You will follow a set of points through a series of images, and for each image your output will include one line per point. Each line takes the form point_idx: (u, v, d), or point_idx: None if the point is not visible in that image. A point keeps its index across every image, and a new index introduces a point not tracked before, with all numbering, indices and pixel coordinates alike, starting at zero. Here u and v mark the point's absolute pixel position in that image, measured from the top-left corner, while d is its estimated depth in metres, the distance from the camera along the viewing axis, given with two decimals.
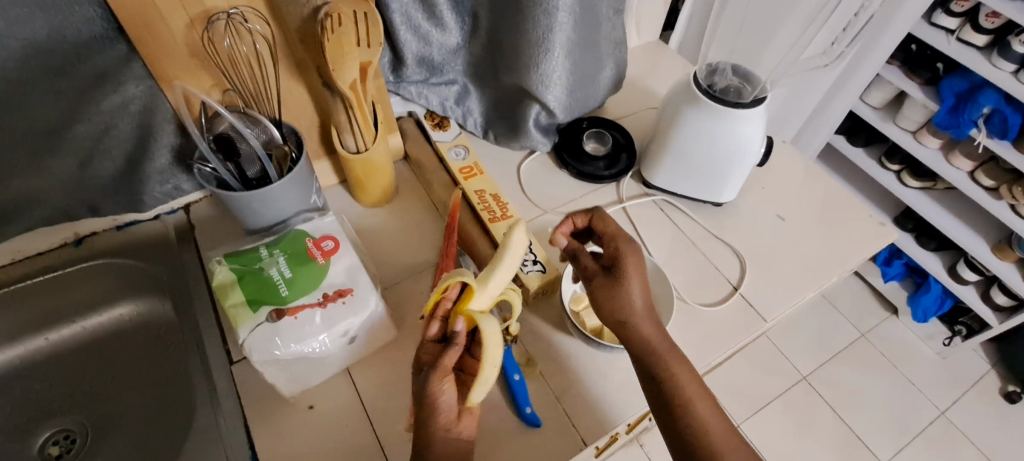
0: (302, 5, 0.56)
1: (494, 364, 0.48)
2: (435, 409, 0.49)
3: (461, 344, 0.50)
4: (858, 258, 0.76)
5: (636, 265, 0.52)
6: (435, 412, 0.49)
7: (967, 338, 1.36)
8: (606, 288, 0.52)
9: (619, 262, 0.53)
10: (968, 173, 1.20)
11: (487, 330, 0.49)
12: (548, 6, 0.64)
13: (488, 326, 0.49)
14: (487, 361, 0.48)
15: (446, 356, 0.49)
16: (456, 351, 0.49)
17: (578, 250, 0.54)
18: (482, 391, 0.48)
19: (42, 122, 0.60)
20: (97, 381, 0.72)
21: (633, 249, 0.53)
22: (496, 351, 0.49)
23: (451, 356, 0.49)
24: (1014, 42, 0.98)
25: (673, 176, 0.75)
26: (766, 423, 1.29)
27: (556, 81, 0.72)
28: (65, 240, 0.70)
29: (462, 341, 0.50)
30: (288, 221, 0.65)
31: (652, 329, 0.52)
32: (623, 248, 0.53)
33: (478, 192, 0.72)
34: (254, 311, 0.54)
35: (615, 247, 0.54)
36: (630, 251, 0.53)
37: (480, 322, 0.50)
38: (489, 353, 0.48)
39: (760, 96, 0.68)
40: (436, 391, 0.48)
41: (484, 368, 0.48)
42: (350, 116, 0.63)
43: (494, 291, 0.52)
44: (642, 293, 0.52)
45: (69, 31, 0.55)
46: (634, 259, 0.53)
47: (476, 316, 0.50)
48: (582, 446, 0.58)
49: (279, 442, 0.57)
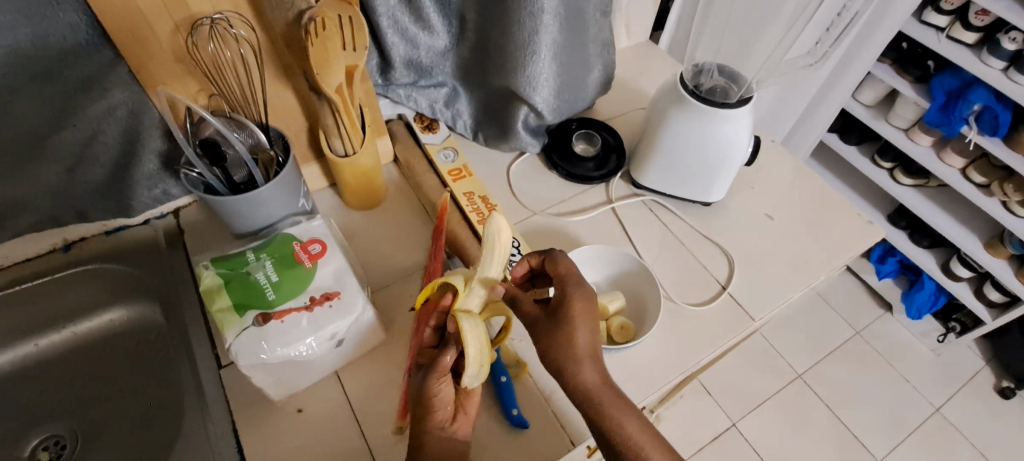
0: (287, 9, 0.56)
1: (479, 362, 0.49)
2: (432, 406, 0.52)
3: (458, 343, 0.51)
4: (846, 256, 0.76)
5: (582, 310, 0.51)
6: (433, 411, 0.52)
7: (962, 335, 1.37)
8: (548, 332, 0.50)
9: (565, 307, 0.51)
10: (959, 169, 1.20)
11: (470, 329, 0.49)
12: (532, 8, 0.64)
13: (467, 326, 0.49)
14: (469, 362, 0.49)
15: (443, 357, 0.51)
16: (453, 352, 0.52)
17: (518, 294, 0.53)
18: (473, 382, 0.50)
19: (28, 129, 0.60)
20: (84, 389, 0.72)
21: (581, 288, 0.52)
22: (480, 351, 0.49)
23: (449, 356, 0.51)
24: (1003, 40, 0.98)
25: (660, 178, 0.76)
26: (762, 421, 1.29)
27: (543, 83, 0.72)
28: (53, 246, 0.70)
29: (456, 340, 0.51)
30: (275, 225, 0.65)
31: (592, 373, 0.50)
32: (568, 288, 0.52)
33: (467, 194, 0.72)
34: (240, 315, 0.54)
35: (561, 287, 0.52)
36: (579, 295, 0.51)
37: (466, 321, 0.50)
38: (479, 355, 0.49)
39: (747, 95, 0.68)
40: (433, 388, 0.51)
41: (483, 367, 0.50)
42: (336, 120, 0.63)
43: (475, 297, 0.53)
44: (588, 337, 0.50)
45: (54, 38, 0.55)
46: (581, 302, 0.51)
47: (459, 313, 0.51)
48: (571, 446, 0.58)
49: (266, 446, 0.57)
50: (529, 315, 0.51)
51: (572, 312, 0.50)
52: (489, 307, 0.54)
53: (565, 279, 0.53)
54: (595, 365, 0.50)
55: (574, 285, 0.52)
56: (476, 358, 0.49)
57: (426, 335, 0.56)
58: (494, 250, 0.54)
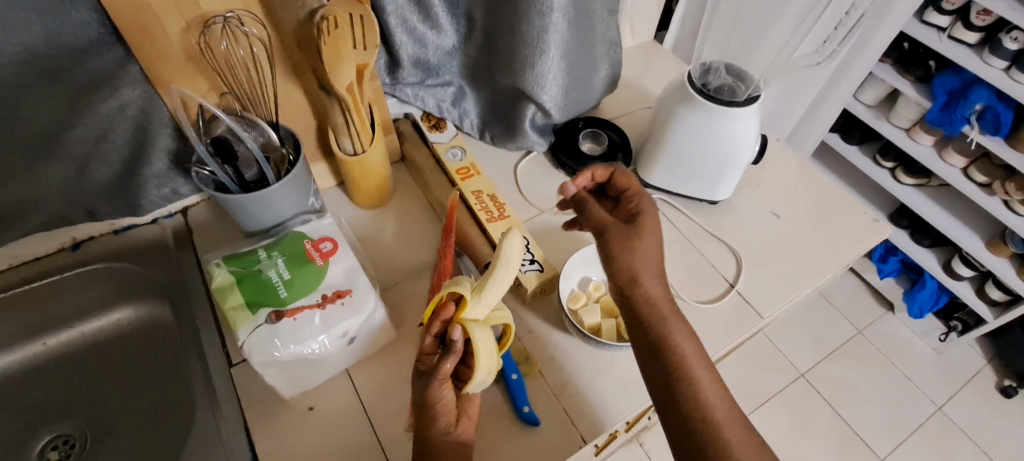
0: (299, 8, 0.58)
1: (488, 369, 0.50)
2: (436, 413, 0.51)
3: (458, 352, 0.50)
4: (853, 253, 0.77)
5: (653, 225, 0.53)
6: (436, 418, 0.51)
7: (963, 334, 1.38)
8: (620, 239, 0.52)
9: (637, 220, 0.53)
10: (962, 169, 1.21)
11: (480, 340, 0.50)
12: (542, 6, 0.65)
13: (480, 336, 0.49)
14: (479, 367, 0.50)
15: (444, 364, 0.49)
16: (454, 359, 0.50)
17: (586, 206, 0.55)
18: (479, 388, 0.51)
19: (39, 127, 0.60)
20: (93, 388, 0.72)
21: (650, 208, 0.54)
22: (489, 359, 0.50)
23: (449, 363, 0.49)
24: (1005, 40, 0.99)
25: (670, 175, 0.76)
26: (766, 420, 1.29)
27: (551, 81, 0.72)
28: (62, 245, 0.70)
29: (459, 349, 0.49)
30: (287, 223, 0.65)
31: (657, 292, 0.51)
32: (638, 206, 0.55)
33: (476, 192, 0.72)
34: (252, 312, 0.54)
35: (632, 204, 0.55)
36: (647, 212, 0.54)
37: (474, 332, 0.50)
38: (487, 360, 0.50)
39: (754, 94, 0.69)
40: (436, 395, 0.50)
41: (488, 373, 0.51)
42: (346, 118, 0.64)
43: (484, 305, 0.50)
44: (655, 250, 0.52)
45: (67, 36, 0.55)
46: (651, 219, 0.53)
47: (468, 322, 0.50)
48: (582, 443, 0.58)
49: (277, 444, 0.57)
50: (599, 222, 0.54)
51: (642, 225, 0.53)
52: (494, 313, 0.52)
53: (634, 198, 0.55)
54: (660, 288, 0.51)
55: (642, 201, 0.55)
56: (485, 364, 0.50)
57: (425, 342, 0.53)
58: (504, 263, 0.51)
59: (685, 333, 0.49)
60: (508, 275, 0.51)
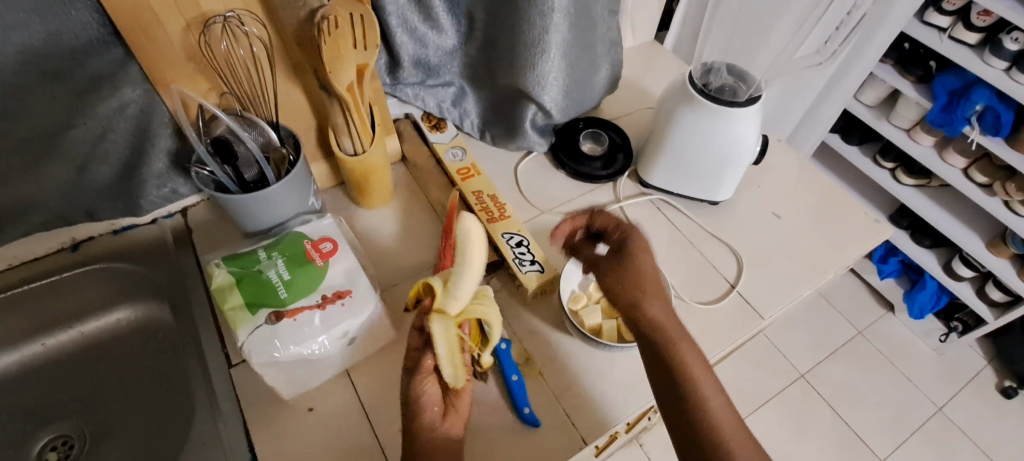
0: (300, 8, 0.58)
1: (452, 363, 0.47)
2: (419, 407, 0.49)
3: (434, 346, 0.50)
4: (854, 254, 0.76)
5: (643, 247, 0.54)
6: (419, 412, 0.50)
7: (963, 334, 1.37)
8: (616, 272, 0.53)
9: (626, 248, 0.54)
10: (962, 170, 1.21)
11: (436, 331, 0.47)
12: (543, 6, 0.64)
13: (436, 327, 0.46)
14: (442, 361, 0.47)
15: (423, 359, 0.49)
16: (431, 353, 0.50)
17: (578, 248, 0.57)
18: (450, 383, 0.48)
19: (38, 127, 0.59)
20: (93, 388, 0.72)
21: (636, 233, 0.55)
22: (452, 352, 0.47)
23: (427, 357, 0.49)
24: (1005, 40, 0.99)
25: (671, 176, 0.76)
26: (766, 421, 1.29)
27: (552, 81, 0.72)
28: (62, 245, 0.70)
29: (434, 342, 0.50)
30: (286, 224, 0.65)
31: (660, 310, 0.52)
32: (626, 233, 0.55)
33: (477, 192, 0.73)
34: (252, 312, 0.54)
35: (619, 234, 0.55)
36: (635, 236, 0.55)
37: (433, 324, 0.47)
38: (449, 355, 0.47)
39: (755, 95, 0.68)
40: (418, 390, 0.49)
41: (453, 368, 0.47)
42: (347, 118, 0.64)
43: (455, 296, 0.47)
44: (651, 274, 0.53)
45: (66, 35, 0.55)
46: (641, 240, 0.54)
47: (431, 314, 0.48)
48: (583, 445, 0.58)
49: (277, 444, 0.57)
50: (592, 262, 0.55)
51: (634, 251, 0.53)
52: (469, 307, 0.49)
53: (620, 229, 0.56)
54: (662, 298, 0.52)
55: (626, 231, 0.55)
56: (449, 359, 0.47)
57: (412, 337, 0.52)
58: (467, 251, 0.48)
59: (689, 344, 0.50)
60: (471, 263, 0.48)
